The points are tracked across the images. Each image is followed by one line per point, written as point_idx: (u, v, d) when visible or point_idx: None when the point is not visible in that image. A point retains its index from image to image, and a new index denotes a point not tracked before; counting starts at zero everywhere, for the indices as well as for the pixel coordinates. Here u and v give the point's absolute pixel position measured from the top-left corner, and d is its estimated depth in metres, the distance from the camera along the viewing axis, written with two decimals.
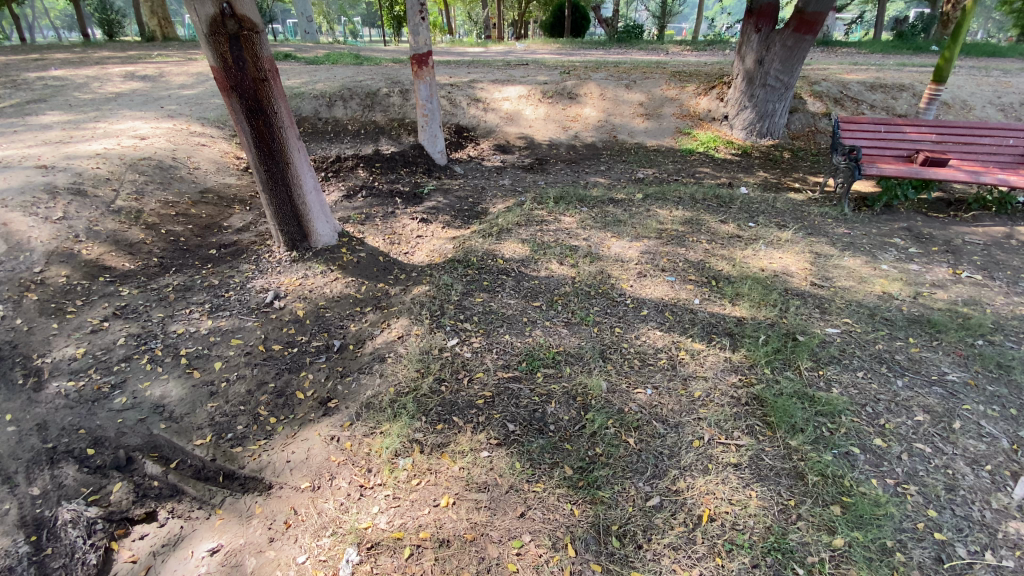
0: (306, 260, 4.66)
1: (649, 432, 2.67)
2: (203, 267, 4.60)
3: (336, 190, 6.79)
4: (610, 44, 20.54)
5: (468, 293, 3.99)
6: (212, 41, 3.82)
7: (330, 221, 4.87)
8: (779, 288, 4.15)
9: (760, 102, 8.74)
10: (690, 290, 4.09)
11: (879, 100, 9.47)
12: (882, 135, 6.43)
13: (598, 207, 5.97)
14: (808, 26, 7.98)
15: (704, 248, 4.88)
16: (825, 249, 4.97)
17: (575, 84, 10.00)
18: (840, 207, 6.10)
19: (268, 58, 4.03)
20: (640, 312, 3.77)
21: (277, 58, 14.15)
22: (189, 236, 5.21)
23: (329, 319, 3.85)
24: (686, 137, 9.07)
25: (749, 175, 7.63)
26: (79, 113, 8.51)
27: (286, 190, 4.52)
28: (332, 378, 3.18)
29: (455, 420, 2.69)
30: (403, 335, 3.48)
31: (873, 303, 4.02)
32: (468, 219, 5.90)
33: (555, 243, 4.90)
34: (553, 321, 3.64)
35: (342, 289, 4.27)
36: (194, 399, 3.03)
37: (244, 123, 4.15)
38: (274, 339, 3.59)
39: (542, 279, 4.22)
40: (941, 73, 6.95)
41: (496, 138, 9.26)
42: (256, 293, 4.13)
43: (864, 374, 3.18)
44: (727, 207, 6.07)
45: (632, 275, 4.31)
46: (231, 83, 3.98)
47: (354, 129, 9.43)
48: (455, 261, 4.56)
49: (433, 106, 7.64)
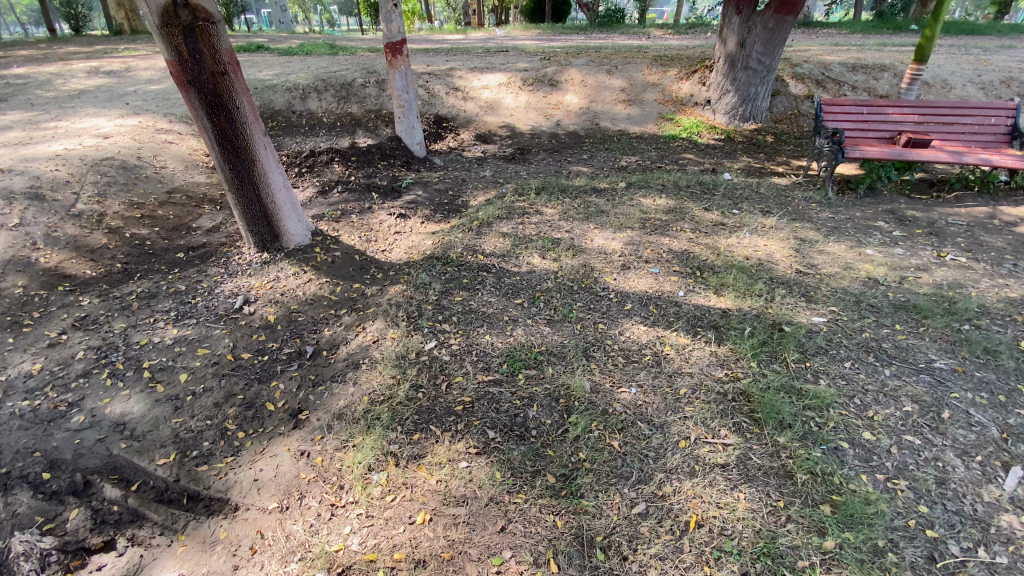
0: (278, 261, 4.48)
1: (635, 434, 2.58)
2: (169, 272, 4.40)
3: (311, 186, 6.57)
4: (592, 29, 20.26)
5: (447, 291, 3.85)
6: (165, 33, 3.59)
7: (302, 220, 4.69)
8: (764, 277, 4.07)
9: (743, 86, 8.63)
10: (675, 281, 4.00)
11: (860, 80, 9.42)
12: (864, 117, 6.37)
13: (580, 197, 5.84)
14: (789, 6, 7.87)
15: (688, 237, 4.79)
16: (810, 234, 4.90)
17: (555, 71, 9.81)
18: (824, 191, 6.04)
19: (227, 50, 3.81)
20: (624, 307, 3.67)
21: (250, 50, 13.73)
22: (156, 239, 4.98)
23: (302, 324, 3.70)
24: (669, 122, 8.95)
25: (732, 160, 7.54)
26: (39, 111, 8.14)
27: (254, 188, 4.33)
28: (304, 387, 3.04)
29: (432, 428, 2.57)
30: (379, 338, 3.34)
31: (860, 290, 3.96)
32: (447, 213, 5.73)
33: (537, 236, 4.77)
34: (535, 319, 3.52)
35: (316, 291, 4.11)
36: (157, 415, 2.89)
37: (205, 119, 3.94)
38: (243, 347, 3.43)
39: (523, 275, 4.09)
40: (922, 52, 6.89)
41: (476, 128, 9.05)
42: (225, 298, 3.95)
43: (852, 365, 3.13)
44: (711, 194, 5.98)
45: (616, 267, 4.20)
46: (188, 77, 3.76)
47: (330, 122, 9.16)
48: (433, 258, 4.41)
49: (409, 96, 7.41)
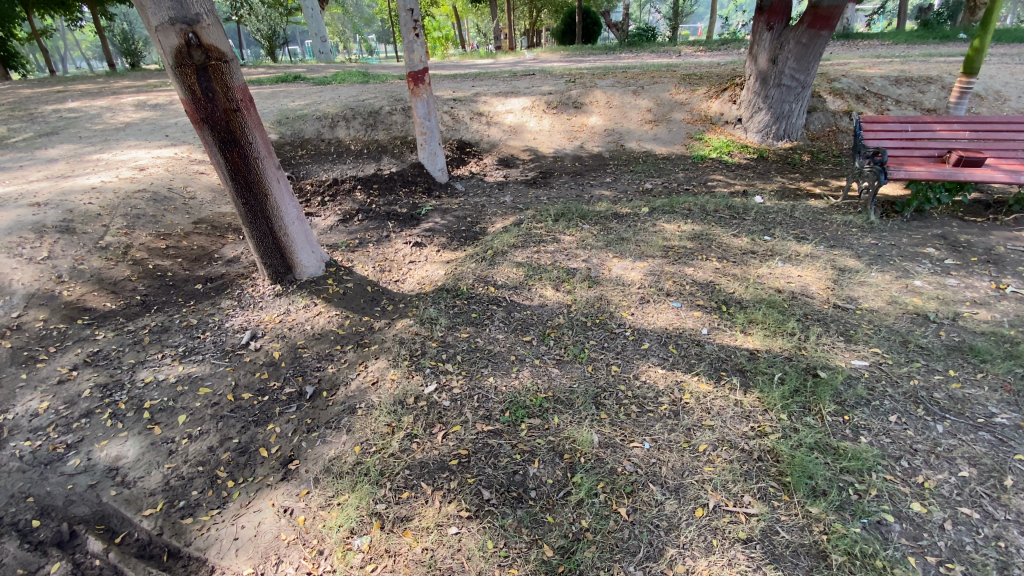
0: (289, 294, 4.45)
1: (645, 498, 2.33)
2: (184, 305, 4.44)
3: (332, 215, 6.61)
4: (621, 48, 20.20)
5: (454, 327, 3.70)
6: (179, 73, 3.63)
7: (316, 251, 4.67)
8: (797, 313, 3.75)
9: (776, 103, 8.28)
10: (697, 317, 3.73)
11: (904, 94, 8.90)
12: (909, 134, 5.94)
13: (601, 223, 5.63)
14: (824, 20, 7.52)
15: (714, 267, 4.50)
16: (850, 263, 4.53)
17: (580, 93, 9.70)
18: (866, 215, 5.62)
19: (240, 87, 3.85)
20: (640, 346, 3.42)
21: (287, 80, 14.26)
22: (177, 270, 5.06)
23: (306, 361, 3.61)
24: (697, 142, 8.66)
25: (766, 181, 7.18)
26: (86, 144, 8.58)
27: (266, 221, 4.33)
28: (299, 433, 2.92)
29: (423, 487, 2.40)
30: (379, 379, 3.20)
31: (906, 328, 3.59)
32: (463, 241, 5.61)
33: (552, 266, 4.58)
34: (543, 359, 3.31)
35: (324, 325, 4.03)
36: (150, 460, 2.84)
37: (218, 155, 3.97)
38: (244, 386, 3.36)
39: (535, 309, 3.90)
40: (971, 64, 6.42)
41: (499, 152, 9.00)
42: (233, 333, 3.93)
43: (898, 419, 2.78)
44: (741, 219, 5.66)
45: (633, 301, 3.96)
46: (201, 115, 3.79)
47: (356, 149, 9.30)
48: (444, 291, 4.28)
49: (431, 123, 7.43)
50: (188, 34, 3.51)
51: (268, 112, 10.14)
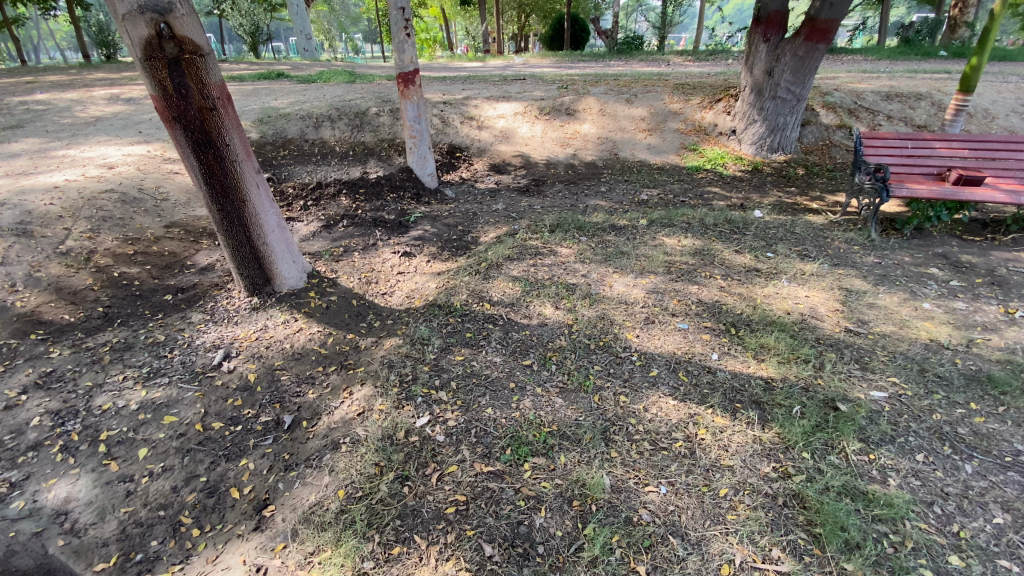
0: (267, 308, 4.13)
1: (665, 554, 2.10)
2: (151, 318, 4.09)
3: (315, 220, 6.28)
4: (610, 56, 20.19)
5: (447, 349, 3.42)
6: (149, 67, 3.31)
7: (297, 261, 4.36)
8: (809, 337, 3.57)
9: (770, 115, 8.21)
10: (706, 341, 3.52)
11: (896, 109, 8.92)
12: (909, 151, 5.87)
13: (598, 235, 5.42)
14: (821, 33, 7.46)
15: (719, 285, 4.31)
16: (856, 283, 4.38)
17: (573, 99, 9.52)
18: (867, 231, 5.51)
19: (217, 83, 3.53)
20: (648, 372, 3.20)
21: (270, 77, 13.82)
22: (145, 279, 4.69)
23: (284, 386, 3.31)
24: (692, 153, 8.54)
25: (762, 194, 7.07)
26: (52, 139, 8.07)
27: (244, 229, 4.00)
28: (275, 471, 2.64)
29: (416, 541, 2.14)
30: (365, 409, 2.91)
31: (921, 355, 3.43)
32: (455, 251, 5.34)
33: (550, 281, 4.35)
34: (545, 386, 3.06)
35: (305, 343, 3.72)
36: (105, 503, 2.54)
37: (191, 157, 3.64)
38: (214, 414, 3.06)
39: (534, 330, 3.65)
40: (968, 82, 6.39)
41: (490, 158, 8.76)
42: (204, 352, 3.60)
43: (925, 459, 2.59)
44: (742, 233, 5.51)
45: (638, 321, 3.74)
46: (173, 113, 3.46)
47: (341, 151, 8.96)
48: (435, 306, 4.01)
49: (421, 126, 7.15)
50: (159, 24, 3.19)
51: (249, 110, 9.73)
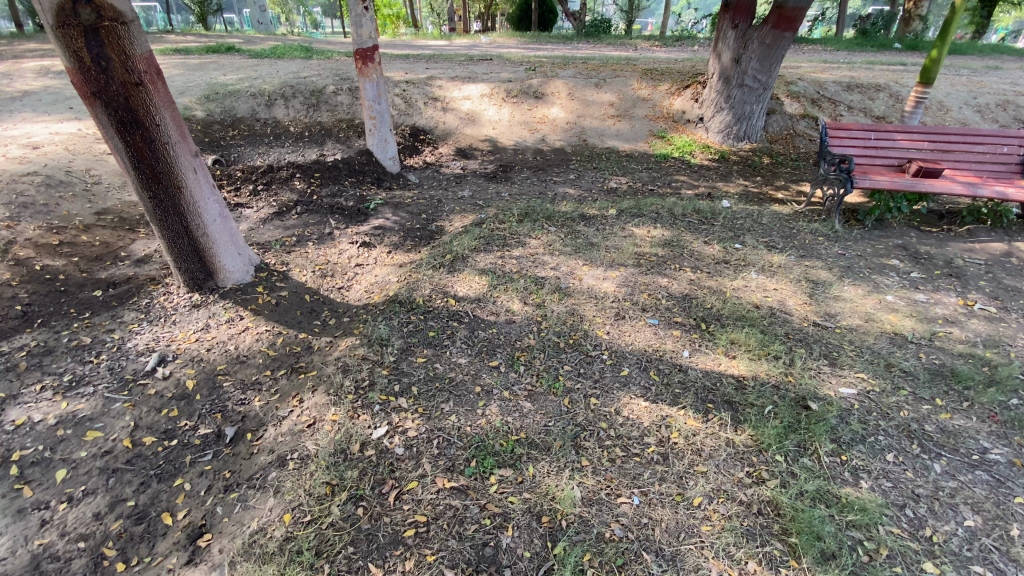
0: (209, 305, 3.79)
1: (639, 573, 1.98)
2: (77, 318, 3.70)
3: (266, 207, 5.86)
4: (578, 38, 19.96)
5: (407, 350, 3.19)
6: (61, 35, 2.89)
7: (242, 253, 4.02)
8: (779, 332, 3.52)
9: (737, 104, 8.19)
10: (677, 337, 3.41)
11: (856, 100, 9.07)
12: (872, 142, 5.93)
13: (567, 225, 5.25)
14: (788, 22, 7.43)
15: (689, 278, 4.21)
16: (823, 275, 4.38)
17: (541, 82, 9.26)
18: (830, 222, 5.54)
19: (143, 56, 3.13)
20: (619, 371, 3.06)
21: (220, 51, 12.92)
22: (71, 273, 4.25)
23: (226, 393, 3.04)
24: (660, 140, 8.46)
25: (729, 183, 7.05)
26: None
27: (180, 219, 3.63)
28: (213, 492, 2.39)
29: (371, 570, 1.95)
30: (315, 419, 2.67)
31: (887, 350, 3.43)
32: (417, 241, 5.07)
33: (517, 274, 4.16)
34: (512, 389, 2.88)
35: (251, 345, 3.44)
36: (14, 536, 2.24)
37: (115, 138, 3.24)
38: (145, 428, 2.77)
39: (500, 327, 3.46)
40: (928, 74, 6.49)
41: (455, 141, 8.44)
42: (136, 357, 3.26)
43: (896, 459, 2.57)
44: (710, 224, 5.44)
45: (608, 317, 3.60)
46: (92, 88, 3.05)
47: (296, 132, 8.45)
48: (396, 302, 3.76)
49: (381, 107, 6.77)
50: None
51: (194, 86, 9.02)
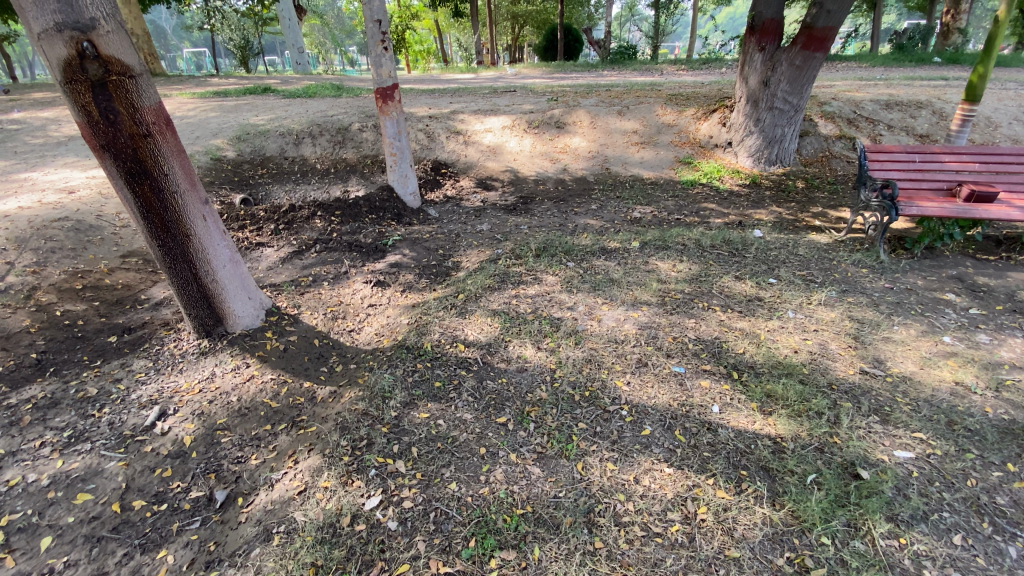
0: (216, 352, 3.72)
1: None
2: (88, 365, 3.68)
3: (286, 246, 5.88)
4: (603, 66, 20.06)
5: (411, 404, 3.00)
6: (70, 90, 2.91)
7: (252, 297, 3.97)
8: (821, 382, 3.16)
9: (767, 127, 7.87)
10: (705, 388, 3.10)
11: (896, 118, 8.60)
12: (917, 165, 5.52)
13: (586, 260, 5.03)
14: (818, 41, 7.14)
15: (718, 318, 3.90)
16: (868, 314, 3.98)
17: (563, 112, 9.19)
18: (875, 252, 5.12)
19: (151, 107, 3.13)
20: (639, 430, 2.77)
21: (256, 92, 13.49)
22: (90, 317, 4.28)
23: (223, 451, 2.92)
24: (687, 167, 8.19)
25: (761, 210, 6.70)
26: (18, 161, 7.68)
27: (189, 265, 3.60)
28: (195, 568, 2.23)
29: None
30: (308, 486, 2.51)
31: (946, 403, 3.03)
32: (432, 279, 4.94)
33: (532, 316, 3.95)
34: (520, 451, 2.64)
35: (254, 396, 3.32)
36: None
37: (124, 189, 3.23)
38: (136, 490, 2.66)
39: (511, 377, 3.22)
40: (974, 91, 6.05)
41: (476, 173, 8.40)
42: (137, 410, 3.19)
43: (966, 543, 2.19)
44: (741, 256, 5.11)
45: (629, 364, 3.33)
46: (101, 141, 3.06)
47: (322, 168, 8.59)
48: (404, 348, 3.60)
49: (402, 143, 6.79)
50: (81, 42, 2.81)
51: (227, 127, 9.34)
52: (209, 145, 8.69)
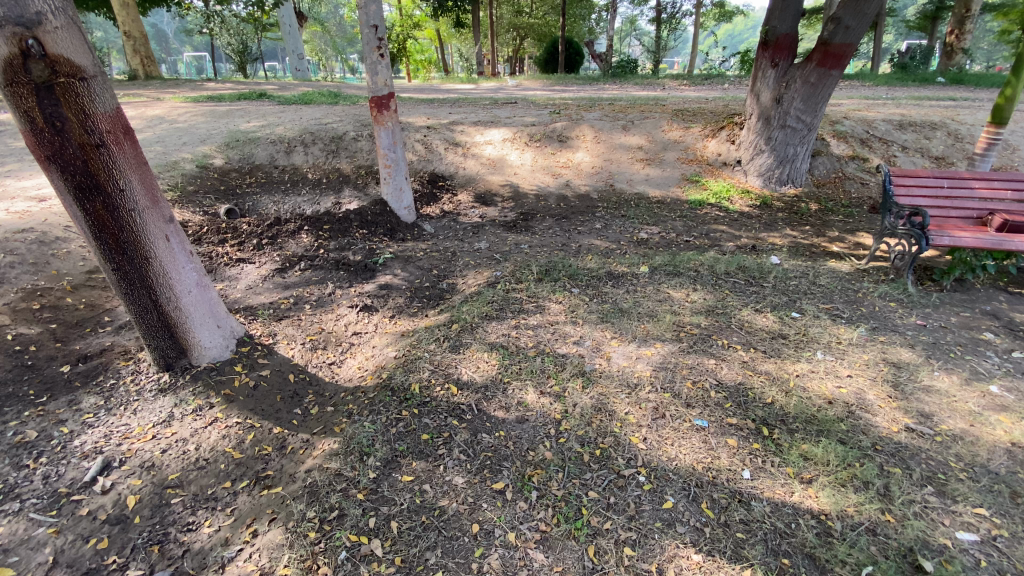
0: (177, 389, 3.30)
1: None
2: (33, 400, 3.23)
3: (269, 262, 5.47)
4: (605, 79, 19.89)
5: (392, 462, 2.59)
6: (10, 93, 2.50)
7: (222, 325, 3.57)
8: (864, 442, 2.77)
9: (779, 145, 7.57)
10: (733, 448, 2.70)
11: (910, 139, 8.31)
12: (945, 192, 5.17)
13: (592, 286, 4.63)
14: (834, 58, 6.85)
15: (741, 359, 3.50)
16: (905, 356, 3.60)
17: (566, 125, 8.86)
18: (902, 283, 4.76)
19: (108, 114, 2.73)
20: (660, 503, 2.37)
21: (251, 97, 13.14)
22: (44, 341, 3.83)
23: (171, 515, 2.49)
24: (694, 185, 7.86)
25: (775, 233, 6.35)
26: None
27: (148, 292, 3.20)
28: None
29: None
30: (265, 572, 2.10)
31: (1006, 470, 2.63)
32: (425, 304, 4.54)
33: (534, 351, 3.55)
34: (520, 530, 2.23)
35: (215, 446, 2.90)
36: None
37: (73, 205, 2.82)
38: (63, 567, 2.23)
39: (509, 429, 2.81)
40: (1001, 113, 5.76)
41: (475, 187, 8.04)
42: (78, 461, 2.76)
43: None
44: (760, 285, 4.74)
45: (644, 415, 2.93)
46: (46, 152, 2.65)
47: (314, 179, 8.21)
48: (388, 388, 3.18)
49: (397, 155, 6.42)
50: (26, 40, 2.40)
51: (216, 133, 8.96)
52: (197, 152, 8.29)
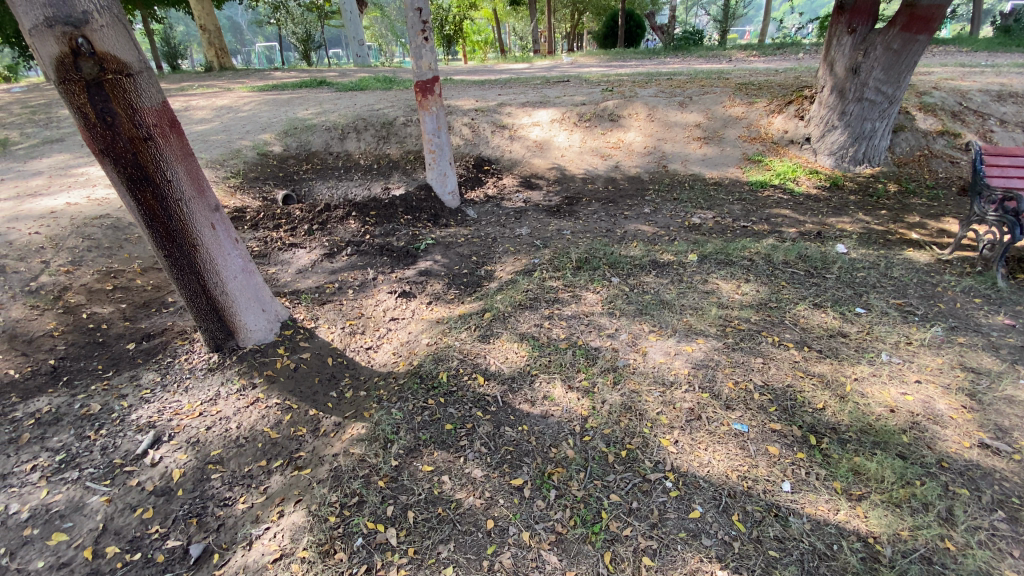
0: (224, 369, 3.49)
1: None
2: (100, 375, 3.53)
3: (318, 247, 5.66)
4: (666, 53, 18.91)
5: (414, 451, 2.61)
6: (65, 91, 2.66)
7: (266, 309, 3.72)
8: (928, 458, 2.47)
9: (855, 121, 6.88)
10: (773, 456, 2.50)
11: (1013, 111, 7.31)
12: None
13: (633, 276, 4.44)
14: (922, 22, 6.10)
15: (792, 359, 3.23)
16: (986, 361, 3.18)
17: (618, 104, 8.50)
18: (991, 277, 4.22)
19: (154, 108, 2.86)
20: (686, 511, 2.24)
21: (311, 85, 13.57)
22: (115, 320, 4.16)
23: (210, 490, 2.64)
24: (756, 166, 7.33)
25: (844, 218, 5.80)
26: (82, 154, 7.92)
27: (197, 277, 3.37)
28: None
29: None
30: (285, 553, 2.18)
31: None
32: (462, 290, 4.53)
33: (566, 344, 3.44)
34: (535, 530, 2.18)
35: (254, 425, 3.04)
36: None
37: (126, 196, 3.00)
38: (112, 534, 2.42)
39: (533, 424, 2.75)
40: None
41: (521, 171, 7.91)
42: (132, 434, 2.99)
43: None
44: (821, 277, 4.35)
45: (677, 416, 2.77)
46: (99, 146, 2.82)
47: (365, 164, 8.39)
48: (417, 376, 3.20)
49: (441, 140, 6.40)
50: (76, 38, 2.54)
51: (276, 121, 9.32)
52: (258, 140, 8.67)
